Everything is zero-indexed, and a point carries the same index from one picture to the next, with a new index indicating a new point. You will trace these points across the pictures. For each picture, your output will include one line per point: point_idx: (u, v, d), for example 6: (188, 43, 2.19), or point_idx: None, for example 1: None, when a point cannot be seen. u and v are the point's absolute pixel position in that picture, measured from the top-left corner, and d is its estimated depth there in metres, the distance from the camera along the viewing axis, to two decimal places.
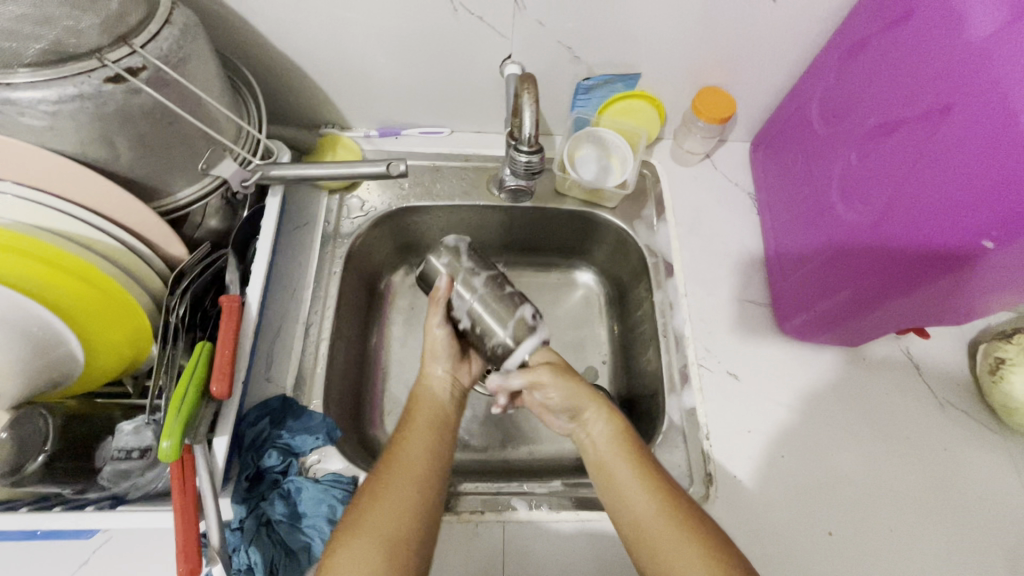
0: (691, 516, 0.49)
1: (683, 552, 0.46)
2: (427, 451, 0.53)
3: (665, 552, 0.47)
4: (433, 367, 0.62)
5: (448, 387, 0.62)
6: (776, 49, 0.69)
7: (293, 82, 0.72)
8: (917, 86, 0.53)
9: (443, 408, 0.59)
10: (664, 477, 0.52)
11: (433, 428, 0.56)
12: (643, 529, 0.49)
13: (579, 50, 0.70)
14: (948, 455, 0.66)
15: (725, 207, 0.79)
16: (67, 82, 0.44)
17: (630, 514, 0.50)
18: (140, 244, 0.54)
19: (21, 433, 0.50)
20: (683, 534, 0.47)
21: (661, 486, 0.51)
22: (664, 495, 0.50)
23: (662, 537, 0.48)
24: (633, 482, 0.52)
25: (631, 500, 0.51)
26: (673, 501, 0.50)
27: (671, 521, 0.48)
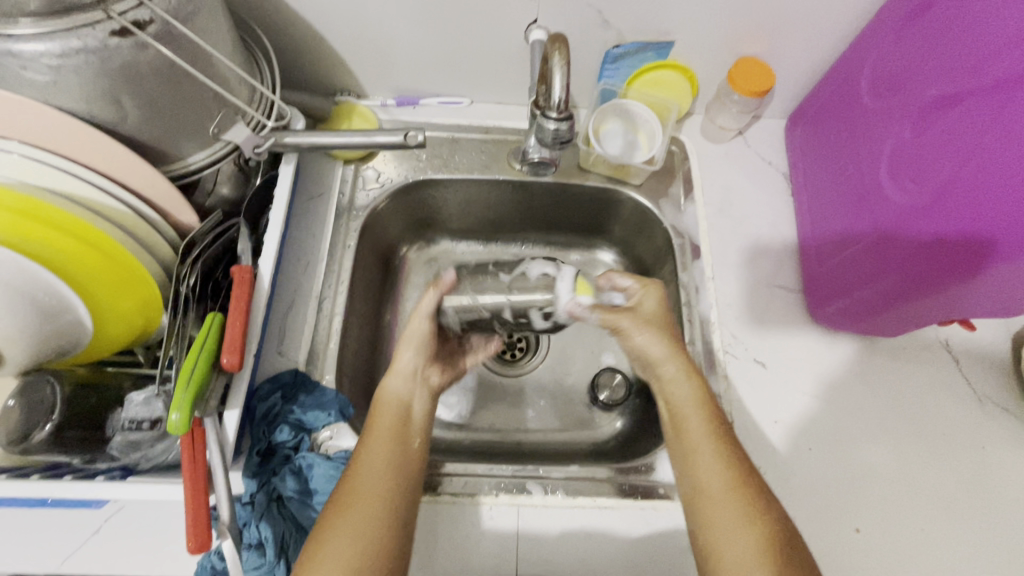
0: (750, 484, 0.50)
1: (739, 535, 0.47)
2: (383, 475, 0.50)
3: (722, 536, 0.48)
4: (405, 358, 0.58)
5: (411, 387, 0.57)
6: (822, 16, 0.64)
7: (308, 45, 0.69)
8: (985, 56, 0.49)
9: (408, 410, 0.56)
10: (730, 438, 0.52)
11: (396, 434, 0.53)
12: (708, 502, 0.50)
13: (609, 14, 0.65)
14: (986, 454, 0.63)
15: (757, 186, 0.75)
16: (72, 34, 0.42)
17: (697, 486, 0.51)
18: (149, 210, 0.52)
19: (30, 399, 0.52)
20: (745, 518, 0.48)
21: (734, 466, 0.51)
22: (731, 460, 0.51)
23: (720, 519, 0.49)
24: (709, 452, 0.51)
25: (703, 469, 0.51)
26: (744, 486, 0.50)
27: (729, 484, 0.50)
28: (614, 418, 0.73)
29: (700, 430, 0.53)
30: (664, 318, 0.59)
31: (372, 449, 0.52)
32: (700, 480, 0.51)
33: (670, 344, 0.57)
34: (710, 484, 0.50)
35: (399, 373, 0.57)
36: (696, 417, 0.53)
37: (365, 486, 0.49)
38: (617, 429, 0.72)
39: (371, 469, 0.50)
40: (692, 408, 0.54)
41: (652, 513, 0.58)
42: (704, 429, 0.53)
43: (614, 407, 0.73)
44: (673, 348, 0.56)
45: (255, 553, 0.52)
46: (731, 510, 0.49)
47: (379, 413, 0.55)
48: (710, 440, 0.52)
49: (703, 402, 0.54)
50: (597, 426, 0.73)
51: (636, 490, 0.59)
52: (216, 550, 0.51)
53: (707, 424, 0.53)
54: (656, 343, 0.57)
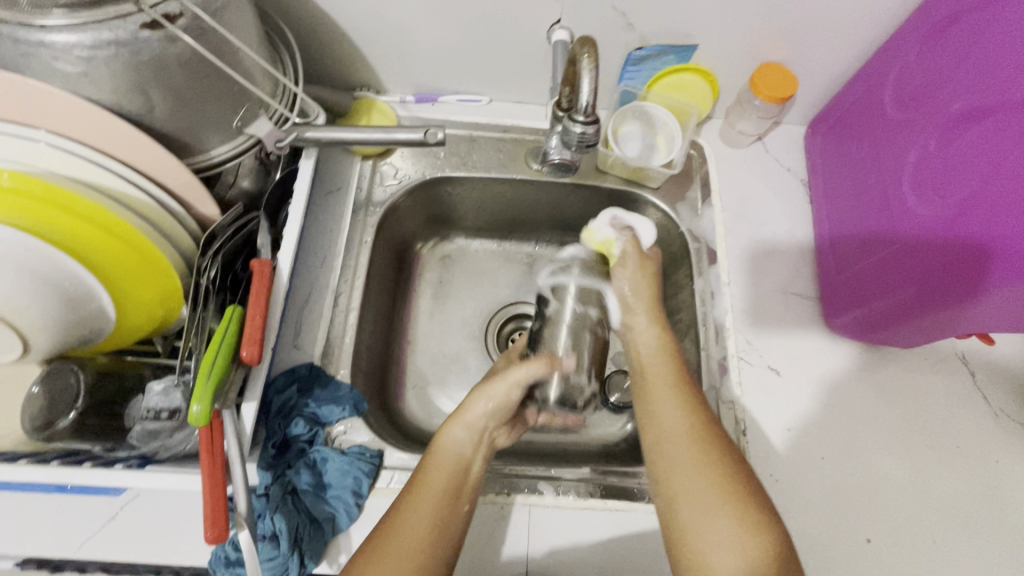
0: (716, 435, 0.50)
1: (692, 464, 0.48)
2: (419, 544, 0.47)
3: (678, 469, 0.48)
4: (473, 411, 0.56)
5: (475, 441, 0.55)
6: (849, 23, 0.64)
7: (330, 40, 0.69)
8: (1017, 70, 0.48)
9: (467, 466, 0.53)
10: (691, 386, 0.54)
11: (444, 493, 0.50)
12: (666, 444, 0.50)
13: (633, 16, 0.65)
14: (999, 468, 0.62)
15: (776, 192, 0.75)
16: (103, 27, 0.42)
17: (658, 431, 0.51)
18: (173, 203, 0.52)
19: (52, 388, 0.54)
20: (695, 446, 0.49)
21: (693, 404, 0.52)
22: (693, 406, 0.52)
23: (677, 456, 0.49)
24: (670, 396, 0.52)
25: (663, 408, 0.52)
26: (704, 423, 0.50)
27: (689, 427, 0.50)
28: (624, 421, 0.74)
29: (662, 374, 0.55)
30: (645, 271, 0.62)
31: (416, 507, 0.49)
32: (661, 420, 0.52)
33: (644, 290, 0.62)
34: (673, 427, 0.51)
35: (462, 424, 0.55)
36: (662, 362, 0.56)
37: (398, 553, 0.46)
38: (626, 431, 0.73)
39: (407, 536, 0.47)
40: (656, 356, 0.56)
41: None
42: (667, 375, 0.54)
43: (624, 410, 0.73)
44: (652, 294, 0.61)
45: (270, 545, 0.51)
46: (692, 456, 0.48)
47: (434, 465, 0.52)
48: (670, 383, 0.53)
49: (665, 349, 0.57)
50: (607, 428, 0.73)
51: (645, 494, 0.59)
52: (232, 540, 0.51)
53: (671, 371, 0.55)
54: (638, 285, 0.62)
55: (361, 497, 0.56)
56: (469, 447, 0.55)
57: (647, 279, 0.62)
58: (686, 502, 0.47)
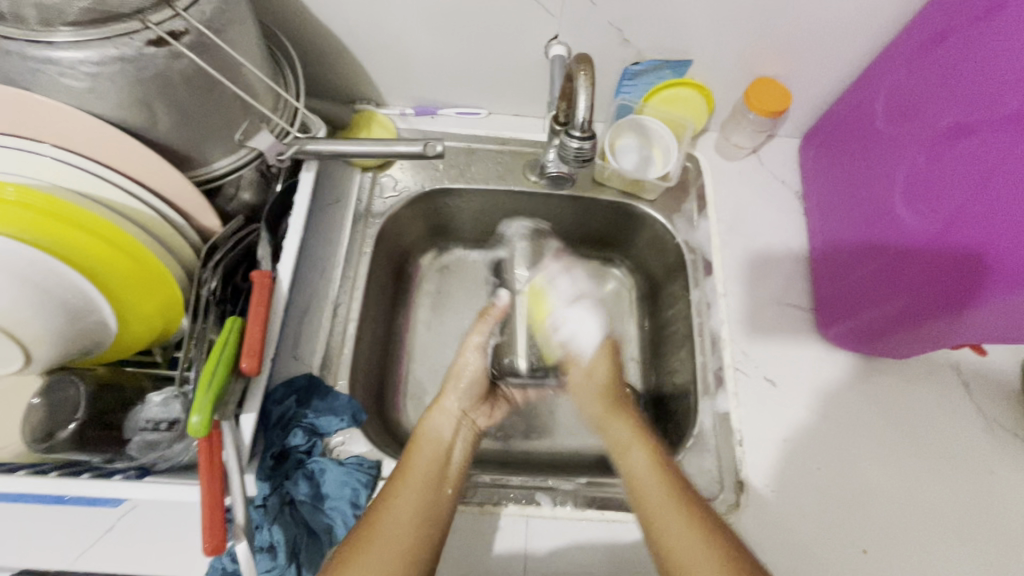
0: (717, 530, 0.46)
1: (676, 528, 0.47)
2: (408, 520, 0.48)
3: (664, 536, 0.47)
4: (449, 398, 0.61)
5: (455, 428, 0.59)
6: (839, 40, 0.65)
7: (331, 54, 0.70)
8: (1003, 86, 0.49)
9: (445, 455, 0.56)
10: (683, 484, 0.51)
11: (426, 480, 0.52)
12: (672, 553, 0.46)
13: (630, 32, 0.66)
14: (993, 479, 0.63)
15: (770, 204, 0.76)
16: (109, 43, 0.43)
17: (658, 540, 0.47)
18: (176, 215, 0.53)
19: (53, 399, 0.54)
20: (677, 507, 0.48)
21: (689, 505, 0.48)
22: (686, 503, 0.49)
23: (657, 518, 0.48)
24: (662, 493, 0.50)
25: (643, 484, 0.51)
26: (684, 493, 0.50)
27: (689, 526, 0.47)
28: None
29: (650, 471, 0.52)
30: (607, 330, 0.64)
31: (402, 495, 0.50)
32: (660, 528, 0.48)
33: (604, 359, 0.63)
34: (676, 534, 0.47)
35: (444, 413, 0.60)
36: (644, 460, 0.53)
37: (386, 538, 0.47)
38: None
39: (398, 512, 0.49)
40: (640, 457, 0.54)
41: None
42: (654, 469, 0.52)
43: None
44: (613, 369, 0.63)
45: (267, 556, 0.52)
46: (702, 561, 0.44)
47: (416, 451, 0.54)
48: (661, 479, 0.51)
49: (638, 433, 0.57)
50: None
51: None
52: (229, 551, 0.51)
53: (655, 467, 0.52)
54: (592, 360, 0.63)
55: (359, 508, 0.56)
56: (449, 433, 0.58)
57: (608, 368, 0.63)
58: None
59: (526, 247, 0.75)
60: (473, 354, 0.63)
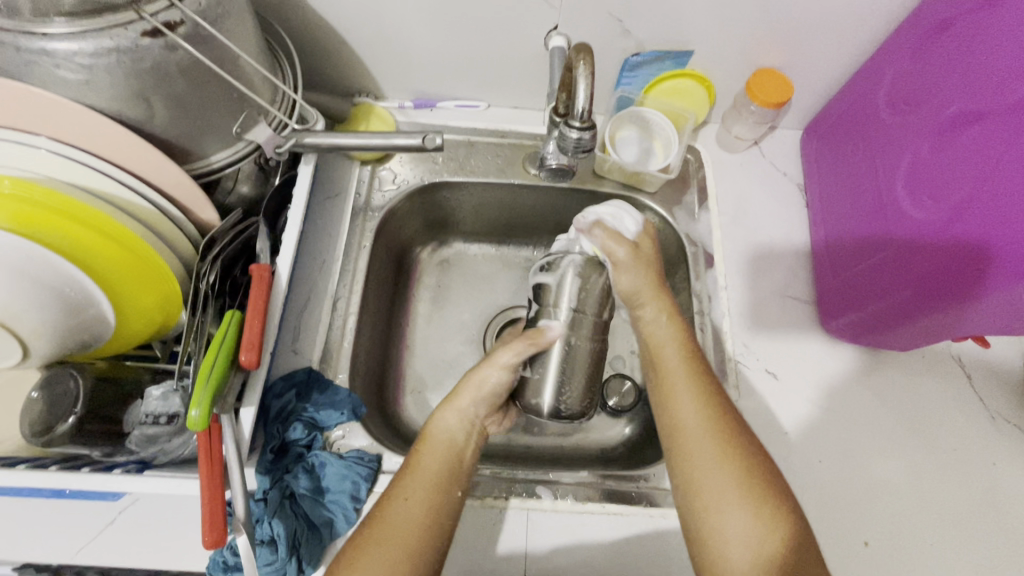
0: (732, 424, 0.51)
1: (705, 450, 0.49)
2: (411, 524, 0.48)
3: (694, 461, 0.49)
4: (466, 399, 0.57)
5: (466, 429, 0.56)
6: (843, 29, 0.64)
7: (329, 47, 0.70)
8: (1009, 75, 0.48)
9: (457, 453, 0.54)
10: (709, 380, 0.54)
11: (434, 481, 0.51)
12: (685, 440, 0.50)
13: (630, 23, 0.66)
14: (996, 471, 0.62)
15: (772, 196, 0.76)
16: (104, 35, 0.42)
17: (675, 424, 0.52)
18: (174, 208, 0.53)
19: (51, 392, 0.54)
20: (697, 399, 0.52)
21: (711, 402, 0.52)
22: (708, 398, 0.52)
23: (689, 434, 0.50)
24: (686, 389, 0.52)
25: (678, 407, 0.52)
26: (719, 414, 0.51)
27: (704, 419, 0.51)
28: (622, 424, 0.74)
29: (678, 363, 0.54)
30: (641, 258, 0.60)
31: (410, 493, 0.50)
32: (676, 411, 0.52)
33: (644, 264, 0.60)
34: (690, 423, 0.51)
35: (454, 409, 0.56)
36: (673, 353, 0.55)
37: (395, 532, 0.47)
38: (624, 435, 0.73)
39: (400, 517, 0.48)
40: (670, 345, 0.56)
41: (658, 518, 0.58)
42: (681, 367, 0.54)
43: (622, 413, 0.73)
44: (656, 283, 0.60)
45: (268, 549, 0.51)
46: (713, 456, 0.49)
47: (427, 448, 0.53)
48: (688, 376, 0.53)
49: (682, 339, 0.56)
50: (605, 432, 0.73)
51: (643, 497, 0.59)
52: (229, 545, 0.51)
53: (685, 364, 0.54)
54: (633, 266, 0.60)
55: (359, 502, 0.56)
56: (460, 431, 0.55)
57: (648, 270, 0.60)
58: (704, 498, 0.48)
59: (574, 275, 0.58)
60: (501, 372, 0.56)
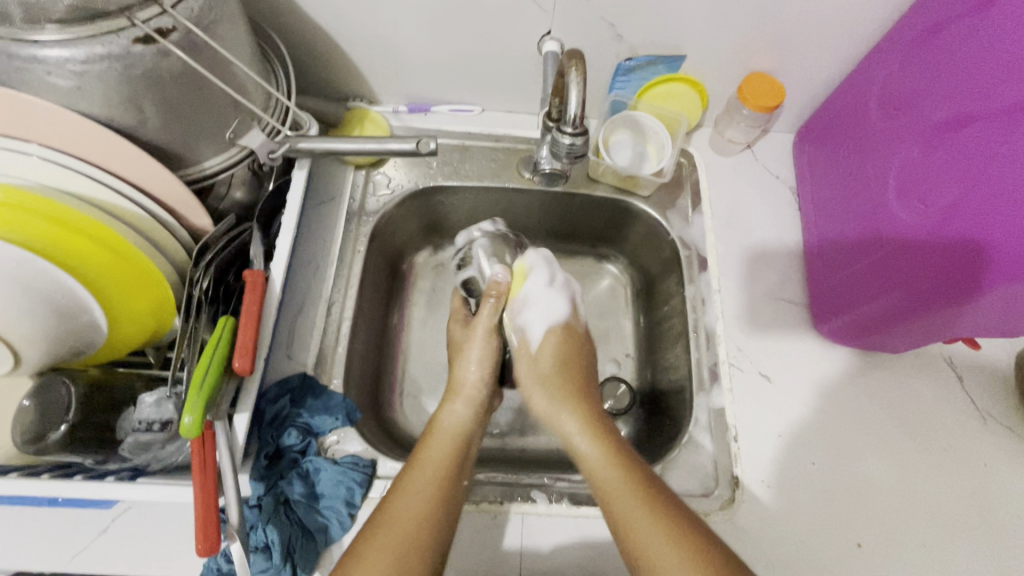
0: (662, 504, 0.46)
1: (653, 538, 0.44)
2: (420, 515, 0.47)
3: (643, 556, 0.44)
4: (467, 386, 0.60)
5: (472, 416, 0.58)
6: (833, 34, 0.65)
7: (323, 52, 0.70)
8: (996, 80, 0.49)
9: (466, 440, 0.56)
10: (635, 462, 0.50)
11: (444, 470, 0.51)
12: (629, 533, 0.45)
13: (623, 28, 0.66)
14: (988, 472, 0.63)
15: (764, 199, 0.76)
16: (95, 41, 0.42)
17: (615, 521, 0.47)
18: (166, 214, 0.53)
19: (43, 399, 0.52)
20: (624, 485, 0.48)
21: (637, 485, 0.48)
22: (632, 481, 0.48)
23: (640, 534, 0.45)
24: (610, 476, 0.49)
25: (617, 507, 0.47)
26: (678, 525, 0.45)
27: (640, 505, 0.46)
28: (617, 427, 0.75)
29: (597, 454, 0.51)
30: (567, 355, 0.61)
31: (418, 478, 0.49)
32: (614, 510, 0.47)
33: (559, 387, 0.58)
34: (626, 513, 0.46)
35: (460, 400, 0.59)
36: (591, 448, 0.52)
37: (401, 520, 0.46)
38: None
39: (408, 506, 0.47)
40: (583, 440, 0.53)
41: None
42: (598, 455, 0.51)
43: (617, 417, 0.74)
44: (563, 350, 0.61)
45: (262, 556, 0.51)
46: (659, 549, 0.43)
47: (436, 437, 0.54)
48: (610, 463, 0.50)
49: (593, 432, 0.53)
50: None
51: None
52: (223, 552, 0.51)
53: (601, 450, 0.51)
54: (557, 365, 0.60)
55: (354, 508, 0.56)
56: (468, 422, 0.57)
57: (556, 367, 0.60)
58: None
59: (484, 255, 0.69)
60: (484, 345, 0.63)
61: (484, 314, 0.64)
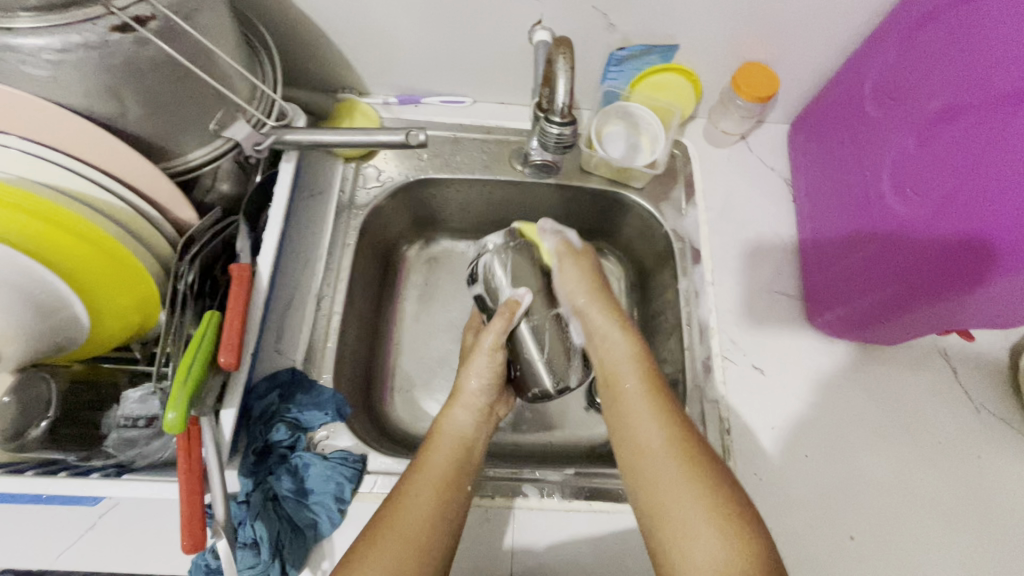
0: (694, 442, 0.49)
1: (667, 465, 0.48)
2: (428, 517, 0.48)
3: (652, 477, 0.48)
4: (470, 392, 0.60)
5: (473, 421, 0.59)
6: (828, 23, 0.64)
7: (311, 42, 0.69)
8: (992, 69, 0.48)
9: (466, 450, 0.56)
10: (668, 399, 0.53)
11: (443, 482, 0.51)
12: (643, 459, 0.49)
13: (615, 17, 0.65)
14: (981, 464, 0.63)
15: (758, 191, 0.75)
16: (71, 30, 0.41)
17: (632, 436, 0.51)
18: (149, 208, 0.52)
19: (24, 397, 0.52)
20: (653, 408, 0.52)
21: (669, 414, 0.51)
22: (670, 414, 0.52)
23: (652, 461, 0.49)
24: (642, 406, 0.53)
25: (641, 429, 0.51)
26: (683, 431, 0.50)
27: (666, 439, 0.50)
28: None
29: (635, 387, 0.54)
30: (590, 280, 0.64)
31: (418, 492, 0.50)
32: (637, 431, 0.51)
33: (585, 267, 0.65)
34: (652, 442, 0.50)
35: (460, 406, 0.59)
36: (630, 368, 0.56)
37: (404, 531, 0.47)
38: None
39: (414, 511, 0.48)
40: (625, 362, 0.57)
41: None
42: (638, 385, 0.54)
43: None
44: (591, 278, 0.64)
45: (250, 553, 0.51)
46: (670, 474, 0.47)
47: (435, 450, 0.54)
48: (646, 394, 0.53)
49: (639, 357, 0.57)
50: (594, 429, 0.73)
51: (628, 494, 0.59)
52: (211, 548, 0.51)
53: (641, 378, 0.55)
54: (578, 277, 0.64)
55: (344, 503, 0.55)
56: (469, 426, 0.58)
57: (585, 275, 0.64)
58: (656, 511, 0.47)
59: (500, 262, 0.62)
60: (485, 359, 0.61)
61: (494, 327, 0.60)
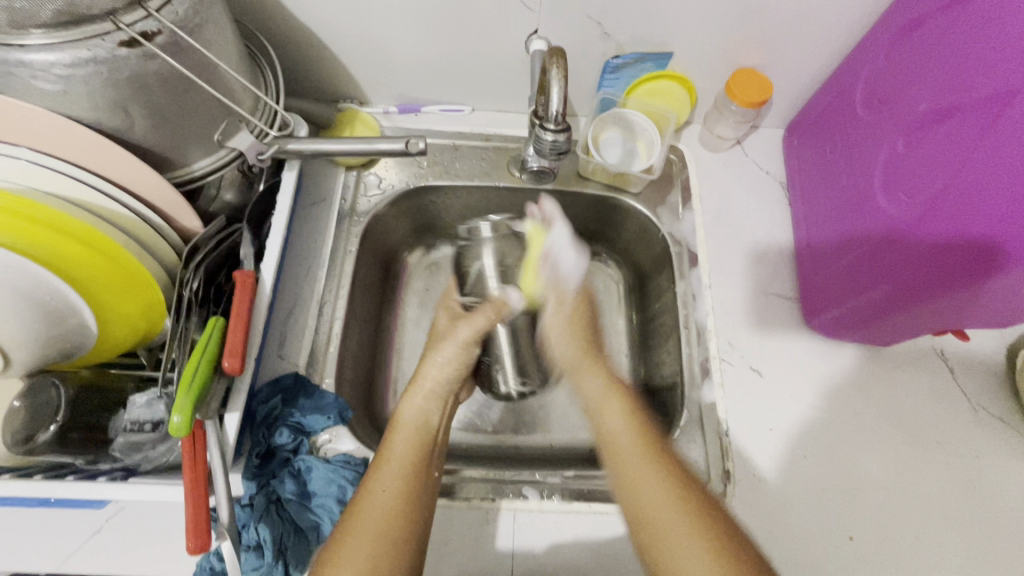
0: (700, 497, 0.48)
1: (677, 532, 0.46)
2: (393, 508, 0.48)
3: (665, 545, 0.46)
4: (428, 381, 0.62)
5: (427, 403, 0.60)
6: (818, 29, 0.65)
7: (312, 54, 0.70)
8: (976, 71, 0.49)
9: (429, 428, 0.57)
10: (669, 457, 0.52)
11: (409, 467, 0.52)
12: (648, 516, 0.48)
13: (609, 26, 0.66)
14: (980, 464, 0.63)
15: (754, 195, 0.76)
16: (81, 45, 0.42)
17: (636, 504, 0.49)
18: (155, 216, 0.53)
19: (34, 401, 0.54)
20: (652, 463, 0.51)
21: (670, 471, 0.50)
22: (671, 469, 0.51)
23: (662, 521, 0.47)
24: (644, 467, 0.51)
25: (641, 486, 0.50)
26: (682, 481, 0.49)
27: (671, 486, 0.49)
28: None
29: (631, 446, 0.53)
30: (570, 324, 0.69)
31: (383, 480, 0.50)
32: (637, 489, 0.50)
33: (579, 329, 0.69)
34: (658, 499, 0.48)
35: (419, 394, 0.60)
36: (629, 434, 0.54)
37: (375, 513, 0.47)
38: None
39: (378, 496, 0.48)
40: (618, 426, 0.56)
41: None
42: (637, 449, 0.52)
43: None
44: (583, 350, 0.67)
45: (254, 555, 0.52)
46: (683, 532, 0.46)
47: (400, 431, 0.55)
48: (643, 452, 0.52)
49: (635, 427, 0.55)
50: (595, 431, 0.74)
51: None
52: (215, 551, 0.51)
53: (637, 442, 0.53)
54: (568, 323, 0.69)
55: (346, 506, 0.56)
56: (431, 412, 0.59)
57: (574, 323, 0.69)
58: None
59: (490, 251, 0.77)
60: (454, 351, 0.65)
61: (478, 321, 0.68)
